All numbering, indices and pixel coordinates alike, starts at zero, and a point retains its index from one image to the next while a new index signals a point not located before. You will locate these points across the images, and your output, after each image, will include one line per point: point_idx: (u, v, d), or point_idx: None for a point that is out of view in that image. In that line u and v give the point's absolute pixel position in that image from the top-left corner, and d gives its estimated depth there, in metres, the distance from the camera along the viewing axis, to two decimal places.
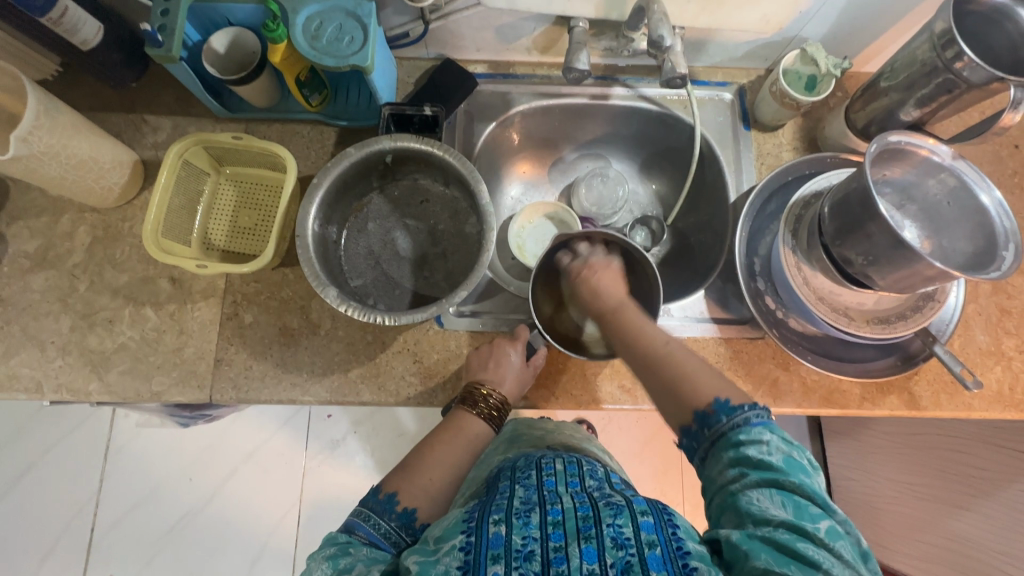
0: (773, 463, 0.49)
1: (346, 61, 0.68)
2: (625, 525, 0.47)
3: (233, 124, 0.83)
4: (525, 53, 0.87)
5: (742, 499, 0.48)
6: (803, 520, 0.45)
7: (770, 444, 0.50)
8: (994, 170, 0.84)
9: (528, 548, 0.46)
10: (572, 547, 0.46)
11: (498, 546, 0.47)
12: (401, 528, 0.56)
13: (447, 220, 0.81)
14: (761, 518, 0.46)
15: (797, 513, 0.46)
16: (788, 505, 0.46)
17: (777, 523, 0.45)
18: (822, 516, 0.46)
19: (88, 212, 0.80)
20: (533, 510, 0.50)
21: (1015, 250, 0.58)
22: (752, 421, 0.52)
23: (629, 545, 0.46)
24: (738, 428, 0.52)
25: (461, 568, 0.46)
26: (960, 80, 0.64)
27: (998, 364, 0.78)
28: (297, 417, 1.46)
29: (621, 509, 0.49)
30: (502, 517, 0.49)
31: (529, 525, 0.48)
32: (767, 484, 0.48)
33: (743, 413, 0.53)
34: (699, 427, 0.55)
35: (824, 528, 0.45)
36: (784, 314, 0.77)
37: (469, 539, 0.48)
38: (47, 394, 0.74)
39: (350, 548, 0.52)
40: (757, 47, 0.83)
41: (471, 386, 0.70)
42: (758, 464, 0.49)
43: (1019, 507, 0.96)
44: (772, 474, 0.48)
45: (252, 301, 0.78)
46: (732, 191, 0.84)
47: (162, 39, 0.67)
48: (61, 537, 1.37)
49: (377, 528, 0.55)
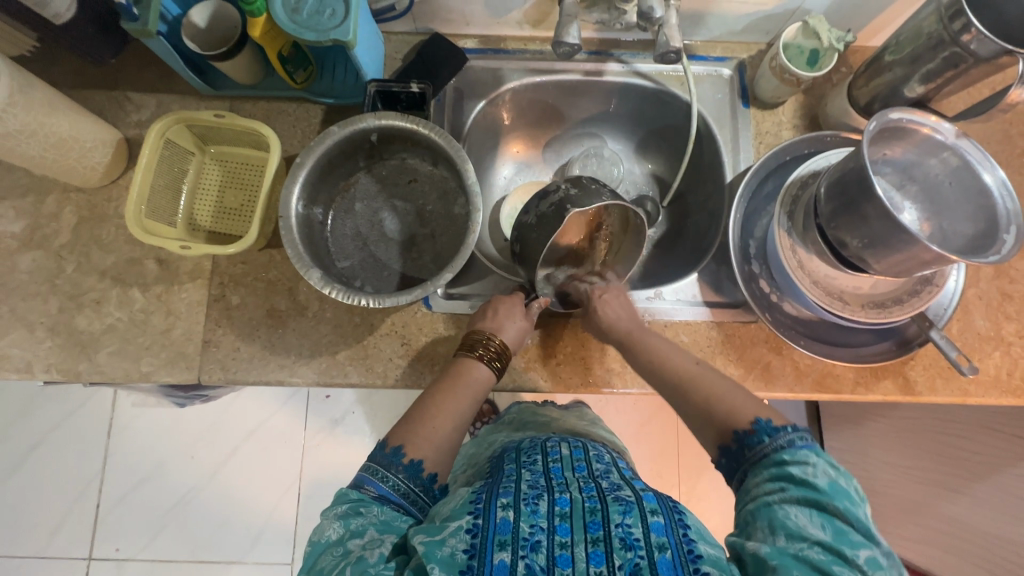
0: (818, 485, 0.49)
1: (327, 35, 0.65)
2: (634, 525, 0.48)
3: (218, 102, 0.81)
4: (517, 27, 0.84)
5: (779, 513, 0.48)
6: (843, 545, 0.46)
7: (817, 465, 0.50)
8: (1001, 151, 0.81)
9: (534, 538, 0.47)
10: (579, 548, 0.46)
11: (505, 531, 0.47)
12: (411, 481, 0.56)
13: (435, 201, 0.80)
14: (797, 536, 0.46)
15: (837, 537, 0.46)
16: (828, 528, 0.47)
17: (813, 543, 0.46)
18: (866, 545, 0.46)
19: (74, 192, 0.79)
20: (540, 498, 0.51)
21: (1015, 234, 0.56)
22: (796, 443, 0.53)
23: (637, 546, 0.46)
24: (782, 449, 0.53)
25: (467, 551, 0.46)
26: (967, 53, 0.61)
27: (997, 349, 0.76)
28: (296, 396, 1.47)
29: (630, 507, 0.50)
30: (510, 502, 0.50)
31: (536, 514, 0.49)
32: (808, 503, 0.48)
33: (786, 435, 0.54)
34: (739, 448, 0.56)
35: (865, 557, 0.45)
36: (778, 298, 0.76)
37: (476, 521, 0.48)
38: (38, 375, 0.75)
39: (361, 508, 0.53)
40: (758, 20, 0.80)
41: (475, 335, 0.69)
42: (801, 483, 0.50)
43: (1014, 492, 0.95)
44: (815, 495, 0.48)
45: (239, 283, 0.77)
46: (728, 170, 0.82)
47: (138, 13, 0.65)
48: (68, 513, 1.40)
49: (386, 481, 0.55)
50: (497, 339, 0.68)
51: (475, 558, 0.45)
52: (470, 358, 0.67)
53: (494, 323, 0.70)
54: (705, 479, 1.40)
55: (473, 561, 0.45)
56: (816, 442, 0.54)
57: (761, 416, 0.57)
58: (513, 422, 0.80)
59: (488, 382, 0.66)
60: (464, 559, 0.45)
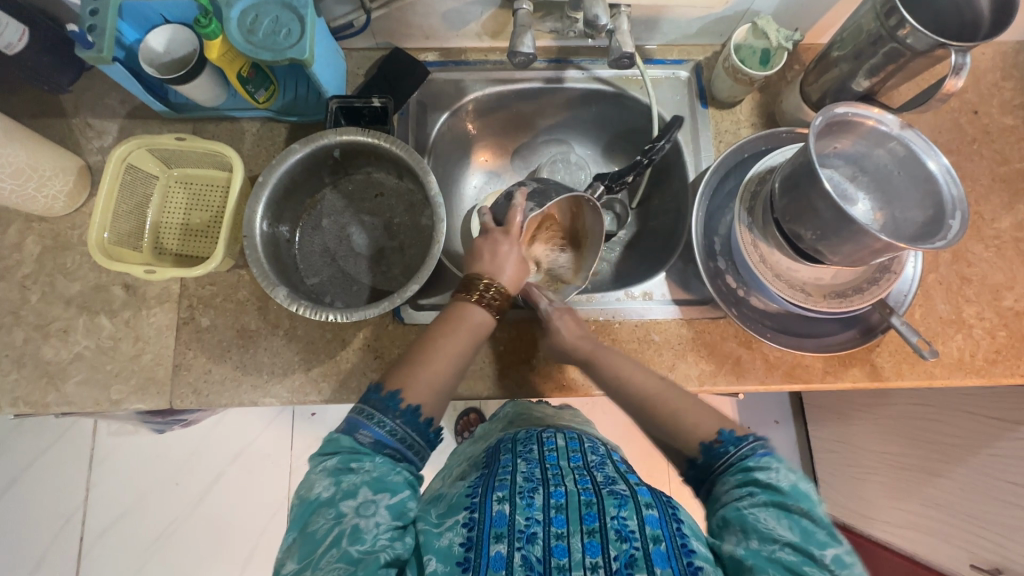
0: (783, 488, 0.49)
1: (284, 54, 0.66)
2: (630, 517, 0.46)
3: (181, 124, 0.82)
4: (477, 38, 0.85)
5: (749, 518, 0.48)
6: (811, 545, 0.46)
7: (778, 468, 0.51)
8: (953, 139, 0.85)
9: (531, 530, 0.46)
10: (574, 539, 0.45)
11: (501, 524, 0.46)
12: (406, 425, 0.55)
13: (403, 213, 0.81)
14: (768, 538, 0.47)
15: (805, 537, 0.47)
16: (795, 529, 0.47)
17: (784, 544, 0.46)
18: (831, 542, 0.47)
19: (37, 222, 0.78)
20: (536, 491, 0.49)
21: (961, 219, 0.58)
22: (757, 451, 0.53)
23: (632, 538, 0.45)
24: (746, 458, 0.53)
25: (464, 543, 0.45)
26: (905, 47, 0.63)
27: (959, 332, 0.78)
28: (282, 416, 1.45)
29: (625, 500, 0.48)
30: (506, 496, 0.49)
31: (532, 506, 0.48)
32: (776, 507, 0.48)
33: (748, 443, 0.54)
34: (707, 461, 0.55)
35: (831, 555, 0.46)
36: (745, 293, 0.77)
37: (473, 515, 0.48)
38: (5, 408, 0.73)
39: (353, 464, 0.51)
40: (710, 22, 0.82)
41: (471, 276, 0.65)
42: (767, 486, 0.50)
43: (990, 471, 0.97)
44: (781, 498, 0.49)
45: (208, 305, 0.77)
46: (691, 170, 0.83)
47: (93, 40, 0.65)
48: (51, 547, 1.37)
49: (383, 426, 0.54)
50: (498, 284, 0.65)
51: (472, 551, 0.45)
52: (466, 302, 0.64)
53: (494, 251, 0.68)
54: None
55: (469, 553, 0.44)
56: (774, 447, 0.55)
57: (725, 426, 0.57)
58: (507, 419, 0.76)
59: (486, 325, 0.64)
60: (461, 551, 0.45)
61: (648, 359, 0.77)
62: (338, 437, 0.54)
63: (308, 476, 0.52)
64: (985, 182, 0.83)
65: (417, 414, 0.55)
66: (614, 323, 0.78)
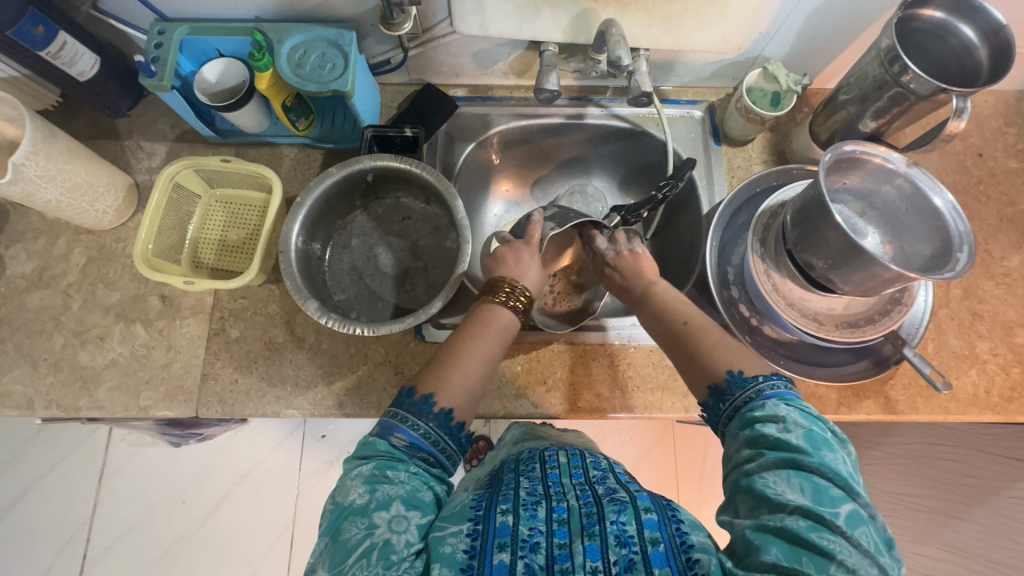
0: (793, 444, 0.48)
1: (328, 86, 0.72)
2: (628, 522, 0.47)
3: (225, 148, 0.87)
4: (503, 77, 0.91)
5: (759, 481, 0.47)
6: (822, 505, 0.44)
7: (787, 421, 0.49)
8: (959, 179, 0.88)
9: (533, 540, 0.46)
10: (576, 543, 0.46)
11: (504, 534, 0.46)
12: (439, 428, 0.57)
13: (428, 236, 0.85)
14: (776, 503, 0.45)
15: (815, 497, 0.45)
16: (806, 489, 0.45)
17: (792, 510, 0.44)
18: (844, 499, 0.45)
19: (84, 234, 0.83)
20: (539, 503, 0.50)
21: (969, 252, 0.61)
22: (765, 394, 0.52)
23: (631, 542, 0.45)
24: (753, 403, 0.52)
25: (467, 551, 0.45)
26: (909, 92, 0.67)
27: (972, 367, 0.79)
28: (293, 435, 1.45)
29: (624, 505, 0.49)
30: (509, 508, 0.49)
31: (535, 517, 0.48)
32: (784, 465, 0.47)
33: (757, 386, 0.53)
34: (717, 403, 0.56)
35: (844, 514, 0.44)
36: (758, 322, 0.78)
37: (476, 526, 0.48)
38: (38, 411, 0.76)
39: (388, 473, 0.52)
40: (723, 67, 0.87)
41: (498, 279, 0.69)
42: (777, 444, 0.48)
43: (1012, 515, 0.95)
44: (790, 455, 0.47)
45: (238, 317, 0.80)
46: (704, 204, 0.87)
47: (155, 70, 0.72)
48: (55, 562, 1.37)
49: (416, 429, 0.56)
50: (521, 286, 0.69)
51: (476, 558, 0.45)
52: (493, 303, 0.67)
53: (519, 269, 0.71)
54: (704, 518, 1.38)
55: (474, 560, 0.45)
56: (790, 390, 0.53)
57: (734, 368, 0.56)
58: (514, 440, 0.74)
59: (513, 326, 0.67)
60: (464, 558, 0.45)
61: (662, 384, 0.78)
62: (374, 442, 0.55)
63: (344, 483, 0.52)
64: (992, 223, 0.86)
65: (450, 417, 0.57)
66: (629, 348, 0.80)
